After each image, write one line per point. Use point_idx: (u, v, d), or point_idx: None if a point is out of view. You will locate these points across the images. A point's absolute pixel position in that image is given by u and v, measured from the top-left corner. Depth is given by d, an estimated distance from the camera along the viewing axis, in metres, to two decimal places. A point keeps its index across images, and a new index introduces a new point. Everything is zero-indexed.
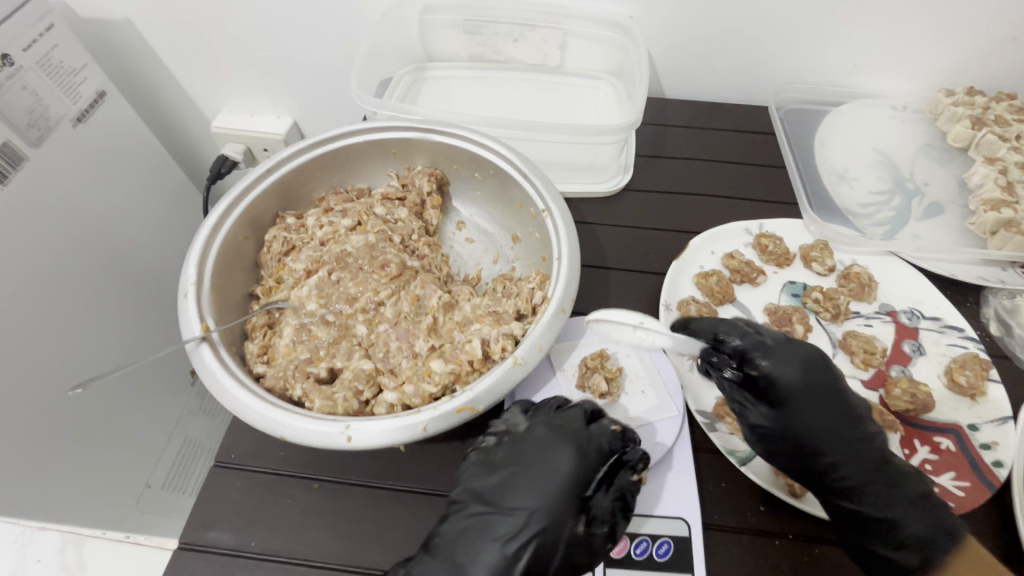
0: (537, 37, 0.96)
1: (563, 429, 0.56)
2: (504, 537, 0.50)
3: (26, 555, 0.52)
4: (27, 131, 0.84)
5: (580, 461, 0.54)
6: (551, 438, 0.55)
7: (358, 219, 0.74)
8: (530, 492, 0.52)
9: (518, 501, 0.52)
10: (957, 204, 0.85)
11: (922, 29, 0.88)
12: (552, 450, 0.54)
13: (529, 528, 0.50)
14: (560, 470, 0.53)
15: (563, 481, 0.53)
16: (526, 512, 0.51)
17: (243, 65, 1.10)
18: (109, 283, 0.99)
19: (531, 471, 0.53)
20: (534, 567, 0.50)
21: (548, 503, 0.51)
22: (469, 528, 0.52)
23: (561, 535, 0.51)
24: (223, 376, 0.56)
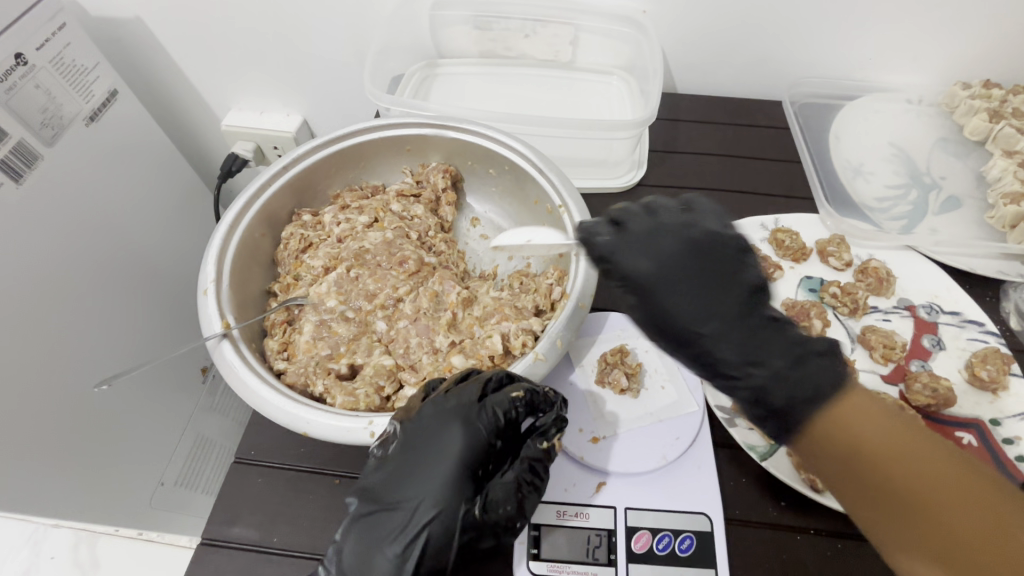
0: (549, 33, 0.96)
1: (447, 410, 0.52)
2: (394, 532, 0.48)
3: (39, 552, 0.51)
4: (41, 130, 0.84)
5: (467, 441, 0.50)
6: (439, 417, 0.51)
7: (375, 216, 0.74)
8: (419, 480, 0.49)
9: (405, 491, 0.49)
10: (974, 198, 0.85)
11: (939, 21, 0.87)
12: (438, 434, 0.50)
13: (417, 522, 0.48)
14: (449, 450, 0.50)
15: (450, 465, 0.49)
16: (412, 503, 0.48)
17: (253, 63, 1.10)
18: (122, 281, 1.00)
19: (419, 457, 0.50)
20: (431, 556, 0.47)
21: (437, 489, 0.49)
22: (366, 526, 0.49)
23: (456, 518, 0.48)
24: (245, 373, 0.56)
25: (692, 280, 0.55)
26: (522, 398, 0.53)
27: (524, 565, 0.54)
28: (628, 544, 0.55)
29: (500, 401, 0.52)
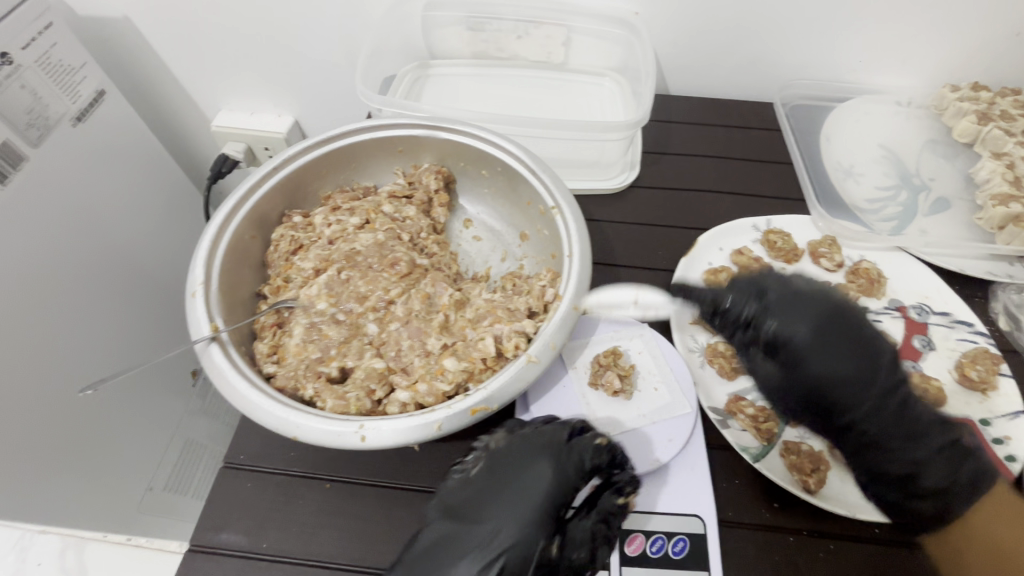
0: (541, 34, 0.95)
1: (540, 448, 0.54)
2: (473, 553, 0.49)
3: (26, 558, 0.52)
4: (27, 130, 0.83)
5: (556, 480, 0.52)
6: (532, 455, 0.54)
7: (366, 217, 0.73)
8: (504, 513, 0.51)
9: (489, 516, 0.51)
10: (963, 200, 0.85)
11: (928, 23, 0.87)
12: (532, 470, 0.53)
13: (495, 554, 0.49)
14: (539, 488, 0.52)
15: (539, 500, 0.51)
16: (496, 527, 0.50)
17: (243, 63, 1.09)
18: (110, 284, 0.99)
19: (511, 491, 0.52)
20: None
21: (521, 523, 0.50)
22: (437, 555, 0.49)
23: (532, 557, 0.49)
24: (233, 377, 0.55)
25: (834, 362, 0.57)
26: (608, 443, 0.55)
27: None
28: (621, 547, 0.55)
29: (585, 448, 0.54)
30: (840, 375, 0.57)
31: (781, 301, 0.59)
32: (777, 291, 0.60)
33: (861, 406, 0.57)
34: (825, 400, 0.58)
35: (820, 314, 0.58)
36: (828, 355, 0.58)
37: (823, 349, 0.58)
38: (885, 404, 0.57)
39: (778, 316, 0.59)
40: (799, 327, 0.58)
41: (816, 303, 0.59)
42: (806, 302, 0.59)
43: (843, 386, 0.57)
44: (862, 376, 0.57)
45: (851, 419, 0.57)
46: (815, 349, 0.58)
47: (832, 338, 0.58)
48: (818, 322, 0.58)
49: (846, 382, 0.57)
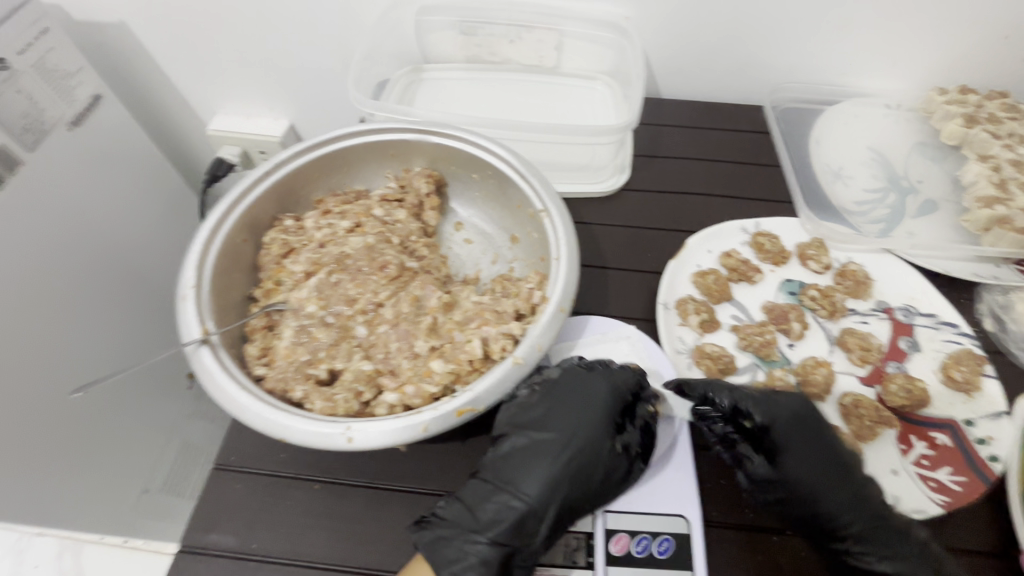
0: (533, 38, 0.96)
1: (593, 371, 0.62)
2: (551, 457, 0.56)
3: (23, 561, 0.54)
4: (23, 135, 0.83)
5: (609, 392, 0.60)
6: (580, 377, 0.62)
7: (357, 221, 0.74)
8: (572, 424, 0.58)
9: (559, 428, 0.58)
10: (951, 202, 0.86)
11: (916, 27, 0.88)
12: (588, 387, 0.61)
13: (564, 461, 0.56)
14: (597, 398, 0.60)
15: (598, 408, 0.59)
16: (567, 436, 0.58)
17: (239, 67, 1.10)
18: (106, 287, 0.99)
19: (575, 402, 0.60)
20: (581, 483, 0.56)
21: (585, 428, 0.58)
22: (518, 464, 0.57)
23: (599, 455, 0.57)
24: (223, 379, 0.56)
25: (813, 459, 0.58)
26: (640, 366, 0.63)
27: None
28: (607, 546, 0.56)
29: (625, 366, 0.62)
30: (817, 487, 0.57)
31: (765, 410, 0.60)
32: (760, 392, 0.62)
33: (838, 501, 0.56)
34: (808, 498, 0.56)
35: (800, 412, 0.60)
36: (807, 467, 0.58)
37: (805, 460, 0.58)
38: (863, 498, 0.56)
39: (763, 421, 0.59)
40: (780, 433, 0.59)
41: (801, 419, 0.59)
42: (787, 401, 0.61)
43: (820, 492, 0.57)
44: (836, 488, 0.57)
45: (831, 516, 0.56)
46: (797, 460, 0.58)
47: (806, 448, 0.58)
48: (798, 419, 0.60)
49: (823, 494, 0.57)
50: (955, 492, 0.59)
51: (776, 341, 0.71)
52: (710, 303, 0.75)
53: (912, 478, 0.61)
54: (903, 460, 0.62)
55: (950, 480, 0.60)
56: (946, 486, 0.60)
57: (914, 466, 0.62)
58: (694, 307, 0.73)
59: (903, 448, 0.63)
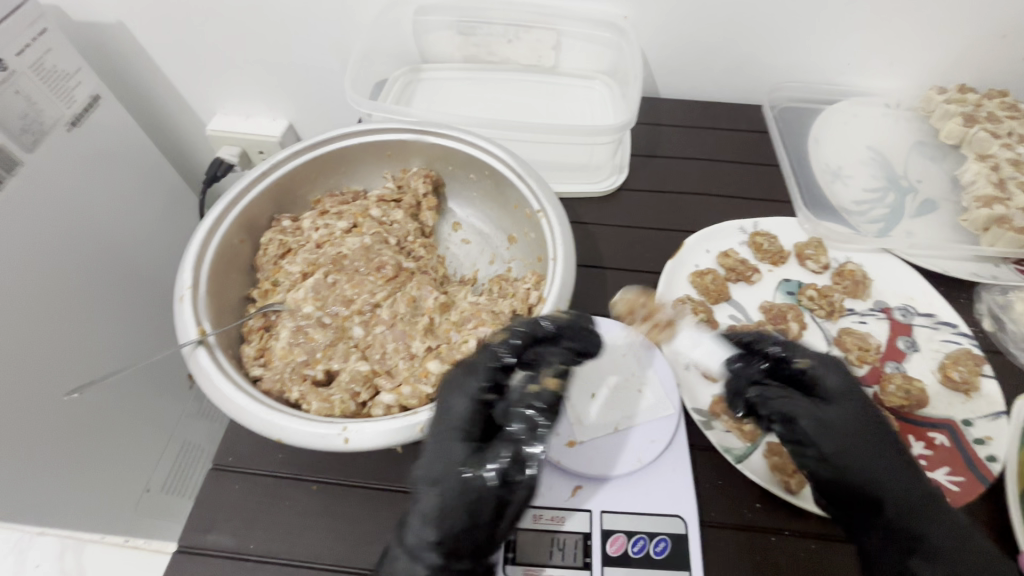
0: (531, 38, 0.96)
1: (456, 378, 0.54)
2: (459, 460, 0.50)
3: (25, 561, 0.52)
4: (21, 136, 0.84)
5: (468, 398, 0.53)
6: (451, 383, 0.54)
7: (354, 221, 0.74)
8: (444, 430, 0.52)
9: (459, 423, 0.52)
10: (950, 201, 0.86)
11: (914, 26, 0.88)
12: (445, 404, 0.53)
13: (460, 467, 0.50)
14: (452, 414, 0.53)
15: (452, 429, 0.52)
16: (458, 432, 0.52)
17: (238, 68, 1.10)
18: (107, 288, 1.00)
19: (433, 426, 0.53)
20: (483, 483, 0.49)
21: (444, 452, 0.51)
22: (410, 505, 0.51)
23: (461, 483, 0.50)
24: (219, 380, 0.56)
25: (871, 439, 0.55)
26: (509, 341, 0.55)
27: (500, 569, 0.54)
28: (604, 547, 0.55)
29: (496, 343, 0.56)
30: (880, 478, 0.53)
31: (837, 404, 0.56)
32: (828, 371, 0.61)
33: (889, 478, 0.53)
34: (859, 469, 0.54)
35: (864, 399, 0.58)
36: (875, 460, 0.54)
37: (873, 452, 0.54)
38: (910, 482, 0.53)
39: (826, 413, 0.55)
40: (848, 425, 0.55)
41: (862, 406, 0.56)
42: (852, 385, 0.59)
43: (881, 480, 0.53)
44: (896, 478, 0.53)
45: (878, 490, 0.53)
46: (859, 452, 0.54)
47: (872, 442, 0.54)
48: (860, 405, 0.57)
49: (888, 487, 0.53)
50: (953, 493, 0.59)
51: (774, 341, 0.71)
52: (707, 303, 0.75)
53: None
54: None
55: (949, 481, 0.60)
56: (945, 487, 0.59)
57: None
58: (691, 308, 0.73)
59: None
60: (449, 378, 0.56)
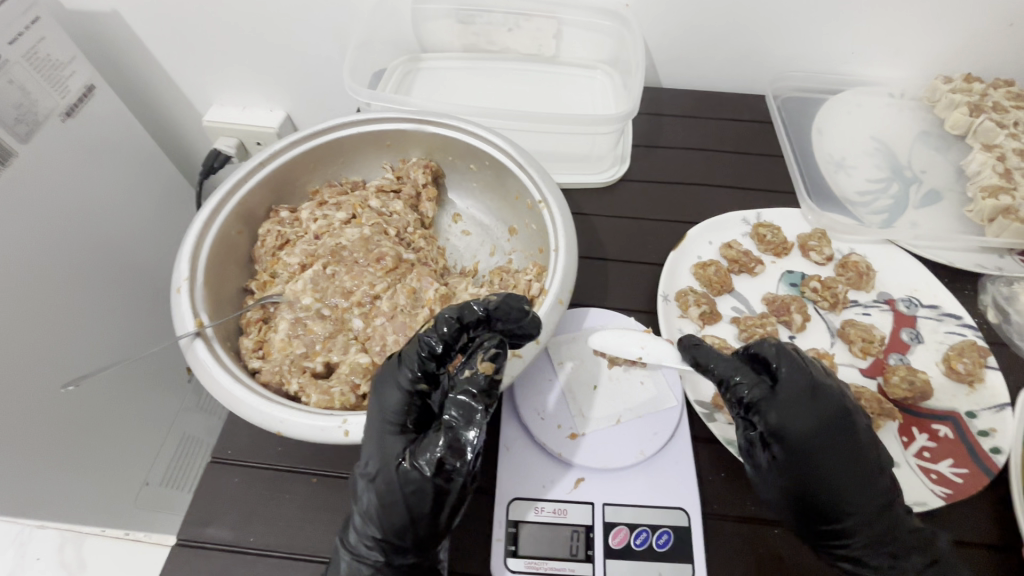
0: (532, 26, 0.95)
1: (389, 373, 0.55)
2: (398, 454, 0.52)
3: (25, 553, 0.54)
4: (16, 126, 0.82)
5: (400, 390, 0.54)
6: (383, 376, 0.55)
7: (353, 212, 0.73)
8: (380, 426, 0.53)
9: (393, 418, 0.53)
10: (955, 191, 0.85)
11: (920, 15, 0.87)
12: (381, 398, 0.54)
13: (398, 461, 0.51)
14: (385, 408, 0.53)
15: (387, 422, 0.53)
16: (395, 427, 0.53)
17: (235, 58, 1.09)
18: (103, 281, 0.99)
19: (371, 420, 0.53)
20: (419, 475, 0.50)
21: (381, 444, 0.52)
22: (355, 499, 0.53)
23: (398, 475, 0.51)
24: (217, 372, 0.55)
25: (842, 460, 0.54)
26: (435, 332, 0.55)
27: (501, 562, 0.54)
28: (606, 540, 0.55)
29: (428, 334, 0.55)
30: (826, 471, 0.54)
31: (790, 389, 0.56)
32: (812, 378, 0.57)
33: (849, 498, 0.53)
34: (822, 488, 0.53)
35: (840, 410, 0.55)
36: (818, 453, 0.54)
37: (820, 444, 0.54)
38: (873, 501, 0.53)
39: (783, 404, 0.55)
40: (802, 421, 0.55)
41: (822, 396, 0.56)
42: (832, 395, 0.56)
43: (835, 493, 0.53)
44: (837, 467, 0.54)
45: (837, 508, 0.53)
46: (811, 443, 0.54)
47: (822, 440, 0.54)
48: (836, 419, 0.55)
49: (830, 480, 0.53)
50: (956, 485, 0.58)
51: (777, 332, 0.71)
52: (710, 295, 0.75)
53: (914, 470, 0.60)
54: (904, 452, 0.62)
55: (952, 473, 0.59)
56: (948, 478, 0.59)
57: (915, 459, 0.61)
58: (694, 299, 0.72)
59: (905, 440, 0.63)
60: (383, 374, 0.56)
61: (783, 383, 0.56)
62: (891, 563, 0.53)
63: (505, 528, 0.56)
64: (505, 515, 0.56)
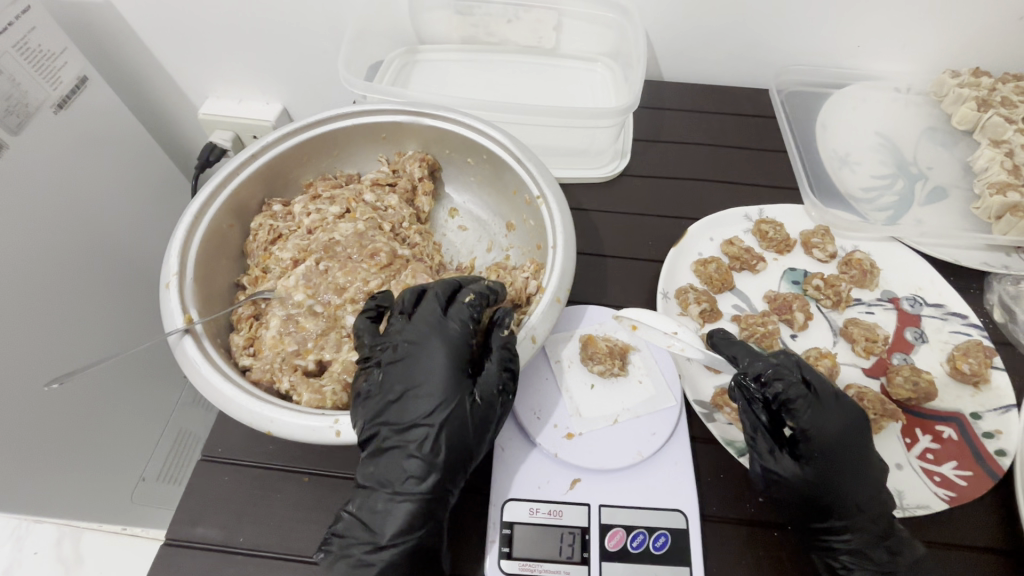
0: (531, 18, 0.92)
1: (422, 333, 0.56)
2: (449, 397, 0.53)
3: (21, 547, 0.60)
4: (5, 117, 0.81)
5: (454, 341, 0.55)
6: (424, 336, 0.55)
7: (347, 206, 0.72)
8: (428, 377, 0.54)
9: (432, 374, 0.54)
10: (961, 188, 0.84)
11: (929, 7, 0.85)
12: (421, 354, 0.55)
13: (460, 399, 0.53)
14: (436, 360, 0.54)
15: (443, 370, 0.54)
16: (437, 381, 0.53)
17: (230, 48, 1.07)
18: (95, 274, 0.97)
19: (404, 380, 0.54)
20: (483, 405, 0.53)
21: (441, 386, 0.53)
22: (384, 456, 0.52)
23: (467, 410, 0.53)
24: (207, 370, 0.54)
25: (856, 464, 0.54)
26: (478, 298, 0.58)
27: (495, 564, 0.53)
28: (602, 542, 0.54)
29: (459, 311, 0.57)
30: (842, 466, 0.54)
31: (822, 395, 0.56)
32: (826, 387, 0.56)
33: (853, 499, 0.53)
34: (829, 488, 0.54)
35: (855, 414, 0.56)
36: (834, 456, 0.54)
37: (843, 437, 0.54)
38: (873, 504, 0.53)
39: (816, 406, 0.55)
40: (831, 421, 0.55)
41: (844, 397, 0.57)
42: (846, 402, 0.56)
43: (838, 491, 0.53)
44: (859, 454, 0.54)
45: (838, 507, 0.53)
46: (829, 439, 0.54)
47: (846, 445, 0.54)
48: (853, 425, 0.55)
49: (843, 470, 0.54)
50: (959, 487, 0.57)
51: (779, 331, 0.69)
52: (711, 292, 0.73)
53: (917, 472, 0.59)
54: (907, 454, 0.61)
55: (956, 475, 0.58)
56: (951, 481, 0.58)
57: (918, 461, 0.60)
58: (694, 296, 0.71)
59: (908, 441, 0.61)
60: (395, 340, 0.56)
61: (817, 387, 0.56)
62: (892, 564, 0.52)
63: (500, 529, 0.55)
64: (500, 516, 0.55)
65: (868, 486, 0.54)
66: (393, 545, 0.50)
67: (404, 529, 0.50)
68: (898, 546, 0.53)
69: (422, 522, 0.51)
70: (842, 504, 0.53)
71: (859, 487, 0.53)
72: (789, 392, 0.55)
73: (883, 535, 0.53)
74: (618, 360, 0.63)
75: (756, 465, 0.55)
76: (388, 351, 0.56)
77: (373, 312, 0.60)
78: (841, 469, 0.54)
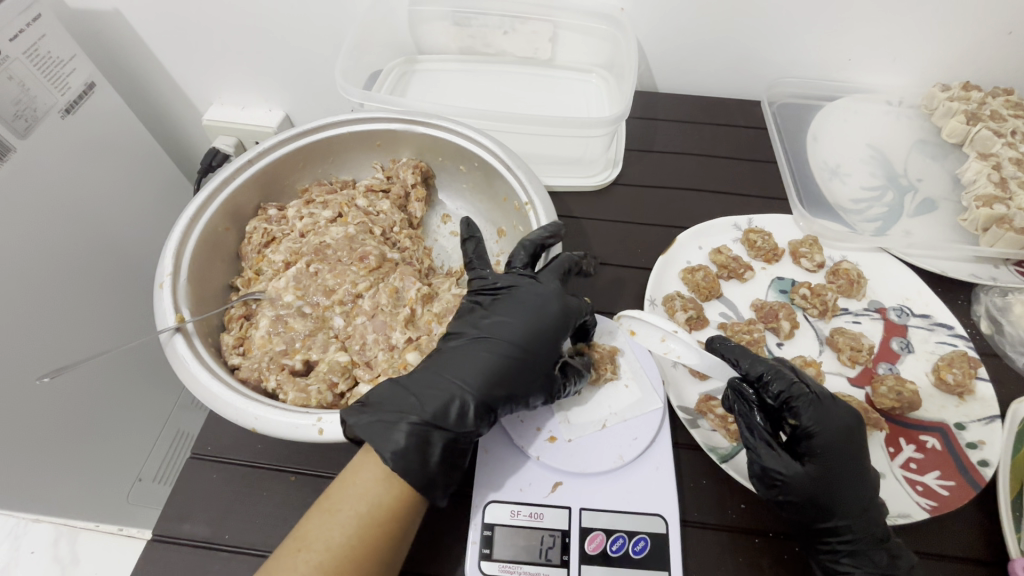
0: (527, 29, 0.94)
1: (550, 283, 0.62)
2: (521, 352, 0.58)
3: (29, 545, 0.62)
4: (14, 121, 0.82)
5: (555, 313, 0.60)
6: (532, 297, 0.60)
7: (339, 211, 0.74)
8: (519, 327, 0.59)
9: (525, 328, 0.59)
10: (950, 200, 0.84)
11: (920, 21, 0.86)
12: (534, 297, 0.61)
13: (528, 362, 0.58)
14: (532, 320, 0.59)
15: (542, 319, 0.60)
16: (523, 333, 0.59)
17: (235, 58, 1.09)
18: (97, 273, 0.98)
19: (505, 307, 0.60)
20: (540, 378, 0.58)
21: (521, 338, 0.58)
22: (465, 353, 0.57)
23: (532, 367, 0.58)
24: (195, 367, 0.55)
25: (855, 466, 0.54)
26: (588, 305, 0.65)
27: (474, 565, 0.53)
28: (582, 545, 0.54)
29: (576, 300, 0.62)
30: (840, 469, 0.54)
31: (824, 396, 0.57)
32: (821, 391, 0.58)
33: (853, 503, 0.53)
34: (829, 492, 0.54)
35: (853, 421, 0.56)
36: (834, 459, 0.55)
37: (841, 441, 0.55)
38: (872, 509, 0.53)
39: (817, 406, 0.56)
40: (833, 423, 0.56)
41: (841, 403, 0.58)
42: (844, 406, 0.57)
43: (835, 492, 0.53)
44: (855, 455, 0.55)
45: (840, 513, 0.53)
46: (829, 439, 0.55)
47: (847, 449, 0.55)
48: (850, 430, 0.55)
49: (841, 475, 0.54)
50: (941, 497, 0.57)
51: (764, 339, 0.70)
52: (698, 300, 0.74)
53: (900, 481, 0.59)
54: (890, 463, 0.61)
55: (938, 485, 0.58)
56: (933, 490, 0.58)
57: (901, 470, 0.60)
58: (681, 304, 0.71)
59: (892, 451, 0.62)
60: (520, 275, 0.64)
61: (819, 389, 0.58)
62: (888, 563, 0.52)
63: (481, 530, 0.55)
64: (481, 518, 0.56)
65: (867, 492, 0.54)
66: (428, 426, 0.52)
67: (444, 414, 0.53)
68: (897, 549, 0.53)
69: (458, 422, 0.54)
70: (843, 512, 0.53)
71: (857, 488, 0.54)
72: (789, 391, 0.57)
73: (883, 538, 0.53)
74: (609, 364, 0.64)
75: (755, 466, 0.55)
76: (499, 284, 0.63)
77: (548, 233, 0.63)
78: (839, 472, 0.54)
